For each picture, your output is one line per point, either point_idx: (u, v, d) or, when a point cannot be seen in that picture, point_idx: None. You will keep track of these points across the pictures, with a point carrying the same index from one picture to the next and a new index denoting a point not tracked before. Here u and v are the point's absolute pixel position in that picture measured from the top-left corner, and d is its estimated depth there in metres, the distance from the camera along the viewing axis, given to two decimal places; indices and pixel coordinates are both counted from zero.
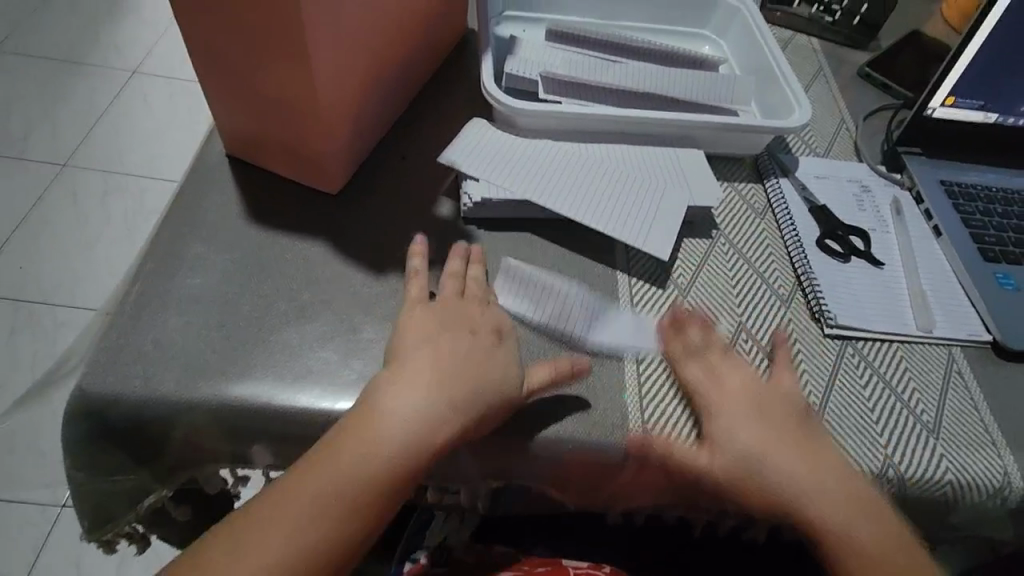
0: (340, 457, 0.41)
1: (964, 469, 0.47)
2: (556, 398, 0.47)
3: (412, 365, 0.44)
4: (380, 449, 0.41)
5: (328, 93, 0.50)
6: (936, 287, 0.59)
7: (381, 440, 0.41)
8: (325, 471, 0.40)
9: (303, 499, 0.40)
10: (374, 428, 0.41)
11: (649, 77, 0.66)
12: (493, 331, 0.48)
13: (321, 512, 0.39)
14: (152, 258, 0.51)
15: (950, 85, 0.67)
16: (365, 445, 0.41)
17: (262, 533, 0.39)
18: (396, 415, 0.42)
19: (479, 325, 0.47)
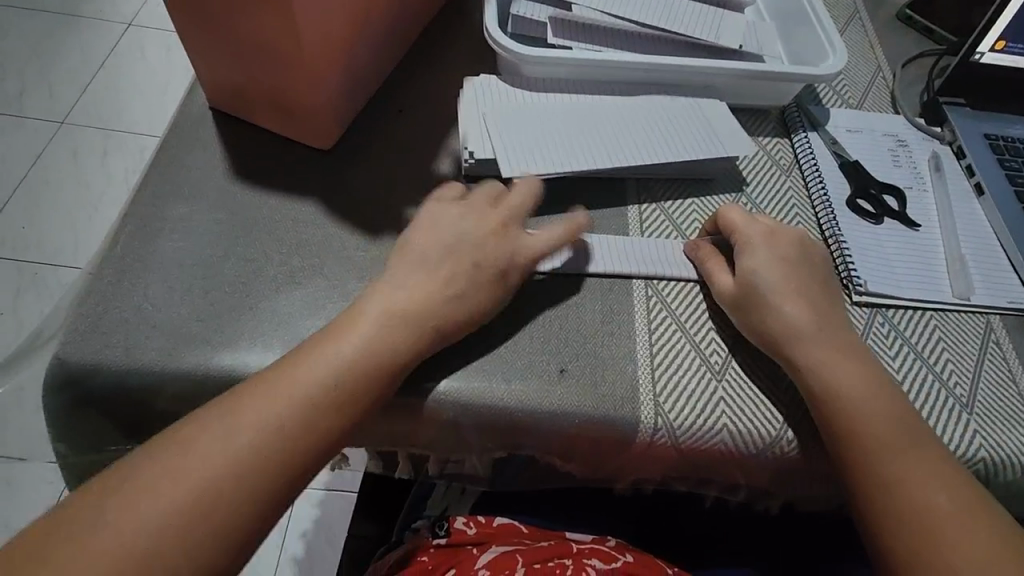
0: (283, 390, 0.38)
1: (999, 447, 0.44)
2: (558, 372, 0.44)
3: (385, 304, 0.41)
4: (320, 388, 0.38)
5: (315, 41, 0.46)
6: (976, 251, 0.55)
7: (329, 372, 0.38)
8: (264, 400, 0.37)
9: (239, 425, 0.36)
10: (319, 357, 0.39)
11: (668, 18, 0.60)
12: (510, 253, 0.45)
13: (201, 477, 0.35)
14: (131, 219, 0.47)
15: (1003, 26, 0.61)
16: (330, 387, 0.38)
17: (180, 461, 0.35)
18: (372, 317, 0.41)
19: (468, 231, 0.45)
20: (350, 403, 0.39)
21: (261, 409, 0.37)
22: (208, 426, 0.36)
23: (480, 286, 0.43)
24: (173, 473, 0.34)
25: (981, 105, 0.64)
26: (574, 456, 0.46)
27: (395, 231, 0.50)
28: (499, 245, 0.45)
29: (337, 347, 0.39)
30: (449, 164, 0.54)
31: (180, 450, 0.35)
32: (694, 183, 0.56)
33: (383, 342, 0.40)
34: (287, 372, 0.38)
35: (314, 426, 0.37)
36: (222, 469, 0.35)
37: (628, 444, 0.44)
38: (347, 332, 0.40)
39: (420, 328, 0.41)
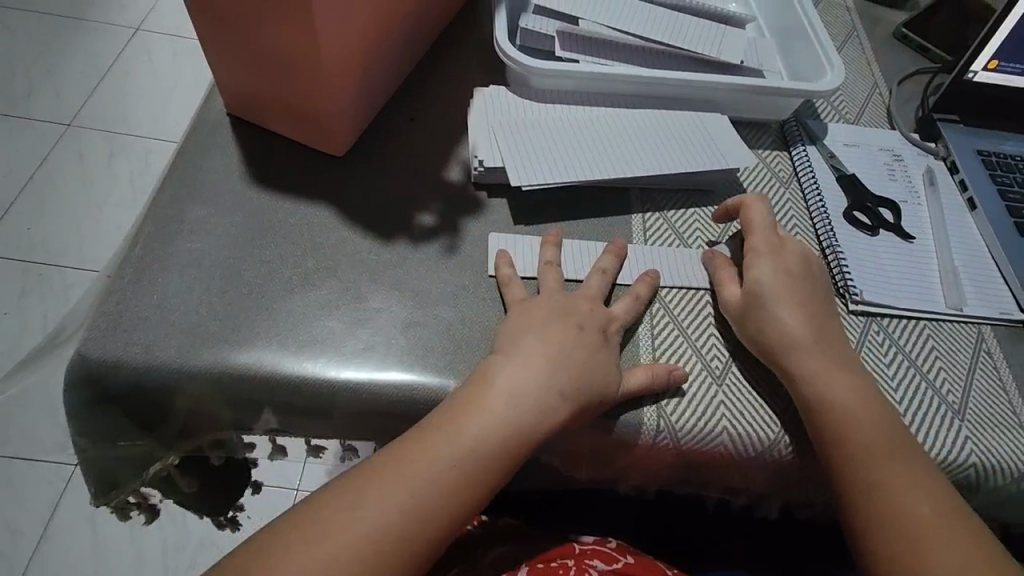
0: (405, 470, 0.38)
1: (989, 452, 0.46)
2: None
3: (513, 375, 0.42)
4: (437, 469, 0.38)
5: (333, 52, 0.48)
6: (968, 263, 0.56)
7: (460, 451, 0.39)
8: (387, 482, 0.38)
9: (364, 506, 0.37)
10: (443, 438, 0.39)
11: (672, 34, 0.62)
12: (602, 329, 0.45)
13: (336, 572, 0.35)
14: (150, 221, 0.49)
15: (995, 46, 0.63)
16: (449, 466, 0.39)
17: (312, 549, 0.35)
18: (503, 389, 0.41)
19: (562, 310, 0.46)
20: (465, 483, 0.39)
21: (382, 489, 0.37)
22: (339, 507, 0.37)
23: (577, 351, 0.43)
24: (310, 558, 0.35)
25: (974, 122, 0.66)
26: (577, 458, 0.47)
27: (406, 236, 0.51)
28: (588, 316, 0.46)
29: (469, 424, 0.40)
30: (459, 172, 0.56)
31: (315, 533, 0.36)
32: (695, 194, 0.57)
33: (529, 412, 0.41)
34: (401, 455, 0.39)
35: (440, 507, 0.38)
36: (356, 551, 0.35)
37: (631, 447, 0.45)
38: (488, 403, 0.41)
39: (536, 399, 0.41)
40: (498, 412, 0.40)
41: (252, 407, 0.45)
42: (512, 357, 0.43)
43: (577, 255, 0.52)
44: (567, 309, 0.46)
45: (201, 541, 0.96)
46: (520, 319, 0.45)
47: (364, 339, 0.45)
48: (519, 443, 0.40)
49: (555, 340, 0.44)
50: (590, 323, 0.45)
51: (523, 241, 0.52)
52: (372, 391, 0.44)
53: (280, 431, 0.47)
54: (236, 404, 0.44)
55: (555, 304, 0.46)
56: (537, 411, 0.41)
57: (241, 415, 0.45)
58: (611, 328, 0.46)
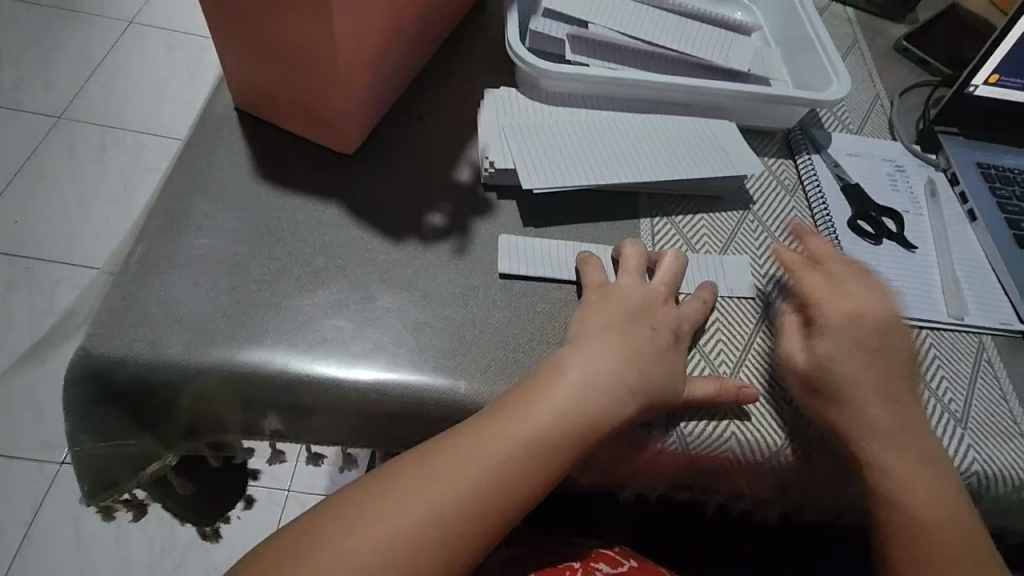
0: (469, 455, 0.38)
1: (991, 460, 0.46)
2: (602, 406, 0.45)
3: (580, 368, 0.42)
4: (488, 463, 0.38)
5: (348, 50, 0.47)
6: (969, 274, 0.57)
7: (527, 436, 0.39)
8: (438, 472, 0.37)
9: (432, 483, 0.37)
10: (496, 430, 0.39)
11: (681, 41, 0.62)
12: (673, 331, 0.45)
13: (407, 540, 0.35)
14: (156, 216, 0.48)
15: (995, 62, 0.64)
16: (519, 449, 0.38)
17: (383, 515, 0.36)
18: (570, 381, 0.41)
19: (635, 306, 0.46)
20: (516, 480, 0.38)
21: (432, 479, 0.37)
22: (387, 492, 0.37)
23: (652, 352, 0.43)
24: (354, 541, 0.35)
25: (974, 135, 0.68)
26: (584, 462, 0.47)
27: (416, 236, 0.51)
28: (661, 316, 0.46)
29: (524, 418, 0.39)
30: (468, 173, 0.55)
31: (362, 517, 0.36)
32: (702, 200, 0.58)
33: (595, 408, 0.40)
34: (454, 445, 0.38)
35: (486, 505, 0.37)
36: (402, 539, 0.35)
37: (639, 452, 0.45)
38: (548, 398, 0.40)
39: (606, 392, 0.41)
40: (558, 407, 0.40)
41: (258, 405, 0.44)
42: (583, 350, 0.43)
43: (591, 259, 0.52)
44: (645, 308, 0.46)
45: (189, 542, 0.95)
46: (594, 314, 0.45)
47: (373, 339, 0.45)
48: (585, 436, 0.40)
49: (632, 338, 0.44)
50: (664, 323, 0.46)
51: (532, 244, 0.52)
52: (381, 392, 0.43)
53: (286, 431, 0.46)
54: (242, 403, 0.44)
55: (631, 297, 0.46)
56: (602, 408, 0.41)
57: (246, 414, 0.45)
58: (680, 328, 0.46)
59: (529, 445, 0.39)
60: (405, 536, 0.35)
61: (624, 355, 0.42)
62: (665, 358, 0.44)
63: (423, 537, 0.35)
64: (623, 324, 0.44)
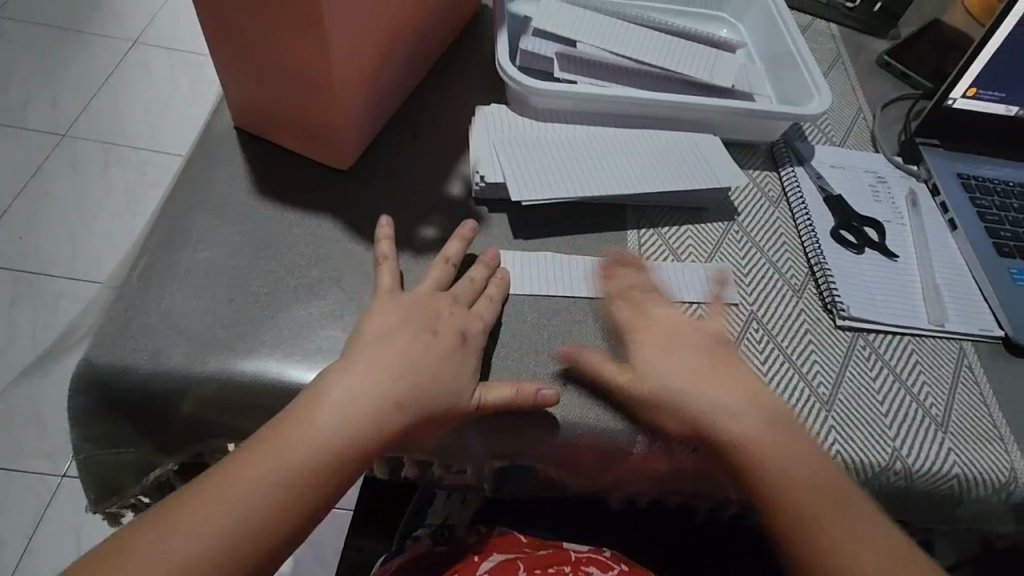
0: (276, 452, 0.39)
1: (972, 464, 0.47)
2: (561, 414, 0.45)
3: (344, 381, 0.41)
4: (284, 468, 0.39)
5: (342, 71, 0.49)
6: (949, 282, 0.59)
7: (329, 433, 0.40)
8: (237, 478, 0.38)
9: (243, 480, 0.38)
10: (292, 436, 0.39)
11: (666, 59, 0.64)
12: (457, 333, 0.45)
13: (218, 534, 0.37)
14: (158, 230, 0.50)
15: (972, 76, 0.66)
16: (317, 444, 0.39)
17: (194, 514, 0.37)
18: (335, 397, 0.41)
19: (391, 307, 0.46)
20: (314, 482, 0.39)
21: (243, 486, 0.38)
22: (197, 500, 0.38)
23: (434, 359, 0.43)
24: (157, 552, 0.36)
25: (954, 147, 0.69)
26: (572, 468, 0.48)
27: (409, 249, 0.52)
28: (432, 315, 0.46)
29: (311, 427, 0.40)
30: (460, 187, 0.57)
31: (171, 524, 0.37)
32: (689, 211, 0.59)
33: (358, 422, 0.40)
34: (256, 451, 0.39)
35: (288, 501, 0.38)
36: (206, 545, 0.36)
37: (626, 456, 0.46)
38: (321, 411, 0.40)
39: (375, 396, 0.41)
40: (328, 421, 0.40)
41: (256, 413, 0.45)
42: (349, 365, 0.42)
43: (590, 271, 0.53)
44: (409, 306, 0.46)
45: None
46: (375, 320, 0.45)
47: None
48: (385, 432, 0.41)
49: (392, 344, 0.43)
50: (461, 327, 0.46)
51: (581, 265, 0.54)
52: None
53: None
54: (241, 410, 0.45)
55: (428, 304, 0.46)
56: (354, 421, 0.40)
57: (244, 422, 0.46)
58: (467, 329, 0.46)
59: (330, 440, 0.39)
60: (218, 530, 0.37)
61: (381, 358, 0.42)
62: (431, 360, 0.43)
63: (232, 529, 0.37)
64: (388, 329, 0.44)
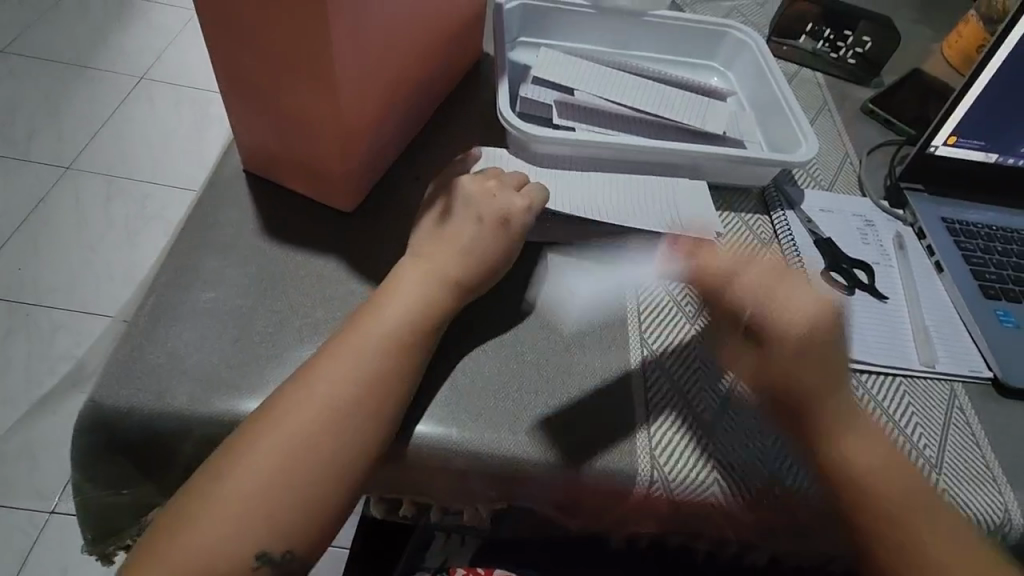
0: (318, 392, 0.42)
1: (966, 504, 0.48)
2: (561, 456, 0.46)
3: (382, 317, 0.45)
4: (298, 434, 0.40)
5: (350, 119, 0.51)
6: (938, 324, 0.60)
7: (363, 364, 0.43)
8: (287, 419, 0.41)
9: (295, 418, 0.41)
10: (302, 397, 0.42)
11: (659, 107, 0.67)
12: (497, 218, 0.52)
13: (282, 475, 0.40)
14: (166, 270, 0.51)
15: (951, 127, 0.69)
16: (351, 375, 0.43)
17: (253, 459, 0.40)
18: (360, 345, 0.44)
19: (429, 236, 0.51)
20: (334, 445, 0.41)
21: (279, 445, 0.40)
22: (222, 472, 0.40)
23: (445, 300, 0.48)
24: (228, 493, 0.39)
25: (938, 191, 0.72)
26: (572, 507, 0.48)
27: None
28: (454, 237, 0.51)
29: (337, 369, 0.43)
30: None
31: (207, 497, 0.39)
32: None
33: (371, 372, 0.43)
34: (298, 393, 0.42)
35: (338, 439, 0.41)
36: (257, 504, 0.39)
37: (625, 496, 0.46)
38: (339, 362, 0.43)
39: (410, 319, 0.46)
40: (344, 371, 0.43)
41: None
42: (383, 303, 0.46)
43: (591, 310, 0.55)
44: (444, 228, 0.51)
45: None
46: (397, 279, 0.48)
47: None
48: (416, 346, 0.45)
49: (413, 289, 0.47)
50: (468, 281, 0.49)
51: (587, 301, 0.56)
52: None
53: None
54: None
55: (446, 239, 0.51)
56: (372, 368, 0.43)
57: None
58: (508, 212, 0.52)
59: (367, 369, 0.43)
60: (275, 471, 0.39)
61: (422, 286, 0.48)
62: (477, 237, 0.51)
63: (291, 466, 0.40)
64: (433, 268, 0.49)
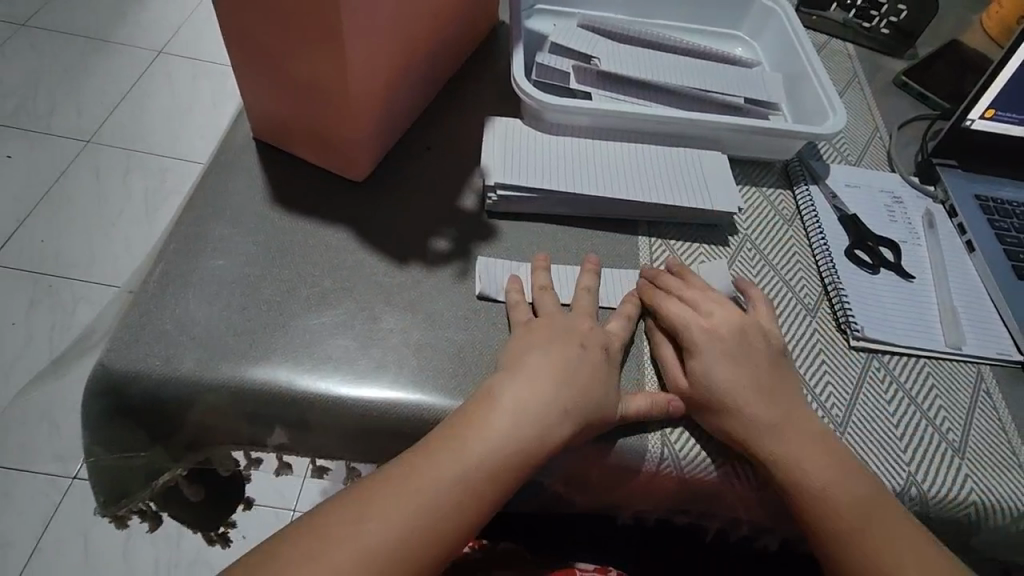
0: (465, 438, 0.40)
1: (990, 491, 0.46)
2: None
3: (542, 366, 0.44)
4: (441, 488, 0.39)
5: (361, 86, 0.50)
6: (967, 305, 0.58)
7: (514, 417, 0.41)
8: (425, 464, 0.39)
9: (438, 466, 0.39)
10: (454, 450, 0.40)
11: (681, 77, 0.65)
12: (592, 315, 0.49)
13: (411, 515, 0.38)
14: (175, 238, 0.51)
15: (989, 99, 0.65)
16: (499, 422, 0.41)
17: (377, 502, 0.38)
18: (508, 402, 0.42)
19: (559, 326, 0.47)
20: (478, 492, 0.39)
21: (417, 488, 0.38)
22: (353, 515, 0.37)
23: (582, 367, 0.44)
24: (352, 533, 0.37)
25: (973, 168, 0.69)
26: (580, 483, 0.48)
27: (420, 261, 0.53)
28: (590, 334, 0.46)
29: (496, 414, 0.41)
30: (473, 200, 0.58)
31: (330, 537, 0.36)
32: (701, 228, 0.59)
33: (527, 437, 0.41)
34: (437, 442, 0.40)
35: (484, 486, 0.39)
36: (389, 551, 0.37)
37: (635, 473, 0.45)
38: (491, 418, 0.41)
39: (555, 376, 0.43)
40: (500, 429, 0.41)
41: (266, 422, 0.45)
42: (537, 351, 0.45)
43: (610, 282, 0.53)
44: (570, 328, 0.47)
45: (192, 560, 0.95)
46: (530, 335, 0.46)
47: (376, 358, 0.46)
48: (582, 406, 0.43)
49: (558, 350, 0.45)
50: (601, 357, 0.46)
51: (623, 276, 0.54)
52: (365, 403, 0.44)
53: (290, 447, 0.48)
54: (251, 418, 0.45)
55: (588, 329, 0.47)
56: (528, 420, 0.41)
57: (255, 430, 0.46)
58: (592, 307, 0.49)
59: (525, 410, 0.42)
60: (407, 515, 0.38)
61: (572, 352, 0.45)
62: (571, 322, 0.47)
63: (421, 509, 0.38)
64: (563, 330, 0.46)
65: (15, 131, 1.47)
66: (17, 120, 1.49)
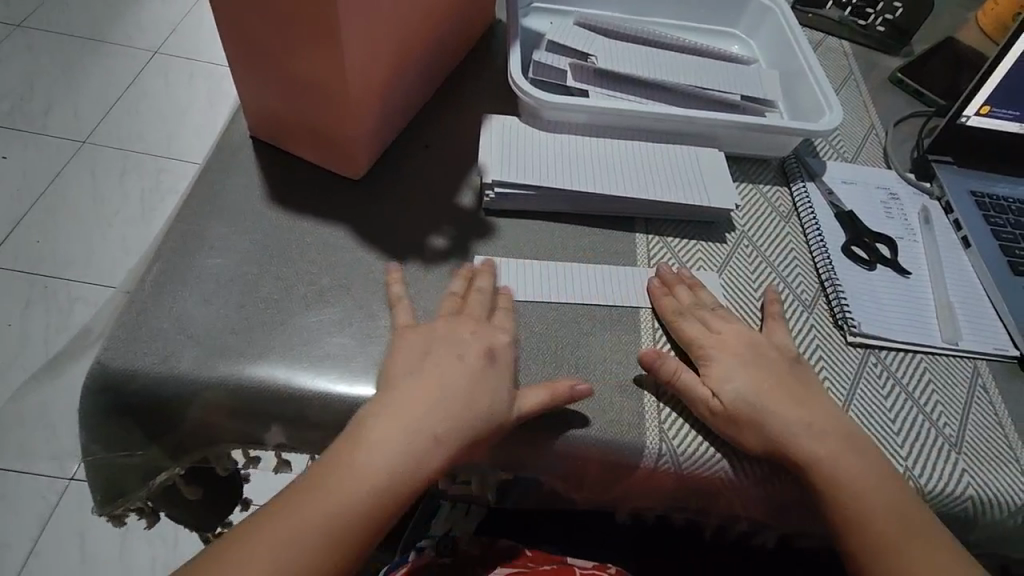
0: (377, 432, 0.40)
1: (987, 485, 0.46)
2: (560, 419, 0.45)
3: (436, 362, 0.43)
4: (361, 487, 0.39)
5: (359, 82, 0.50)
6: (963, 301, 0.58)
7: (421, 411, 0.41)
8: (349, 462, 0.39)
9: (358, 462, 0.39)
10: (366, 444, 0.40)
11: (678, 74, 0.65)
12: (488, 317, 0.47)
13: (331, 514, 0.38)
14: (172, 236, 0.50)
15: (984, 95, 0.65)
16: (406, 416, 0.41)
17: (303, 500, 0.39)
18: (412, 396, 0.42)
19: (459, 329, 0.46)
20: (390, 490, 0.39)
21: (338, 487, 0.39)
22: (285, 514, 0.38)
23: (464, 370, 0.43)
24: (269, 533, 0.37)
25: (969, 164, 0.69)
26: (579, 480, 0.48)
27: (418, 258, 0.53)
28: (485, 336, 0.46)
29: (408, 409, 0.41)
30: (471, 198, 0.58)
31: (257, 537, 0.37)
32: (698, 224, 0.59)
33: (421, 433, 0.40)
34: (354, 436, 0.40)
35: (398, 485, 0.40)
36: (305, 549, 0.37)
37: (633, 469, 0.45)
38: (399, 412, 0.41)
39: (452, 374, 0.43)
40: (411, 423, 0.40)
41: (264, 420, 0.45)
42: (437, 349, 0.44)
43: (605, 278, 0.54)
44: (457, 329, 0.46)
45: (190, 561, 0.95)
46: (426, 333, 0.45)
47: (373, 355, 0.46)
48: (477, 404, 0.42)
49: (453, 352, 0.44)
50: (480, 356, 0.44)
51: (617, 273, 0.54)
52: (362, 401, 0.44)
53: (288, 446, 0.48)
54: (249, 417, 0.45)
55: (477, 330, 0.46)
56: (433, 416, 0.41)
57: (252, 428, 0.46)
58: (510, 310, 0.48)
59: (434, 404, 0.41)
60: (326, 512, 0.38)
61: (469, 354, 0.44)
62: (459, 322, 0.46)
63: (341, 507, 0.38)
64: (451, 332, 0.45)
65: (10, 131, 1.46)
66: (12, 121, 1.48)
